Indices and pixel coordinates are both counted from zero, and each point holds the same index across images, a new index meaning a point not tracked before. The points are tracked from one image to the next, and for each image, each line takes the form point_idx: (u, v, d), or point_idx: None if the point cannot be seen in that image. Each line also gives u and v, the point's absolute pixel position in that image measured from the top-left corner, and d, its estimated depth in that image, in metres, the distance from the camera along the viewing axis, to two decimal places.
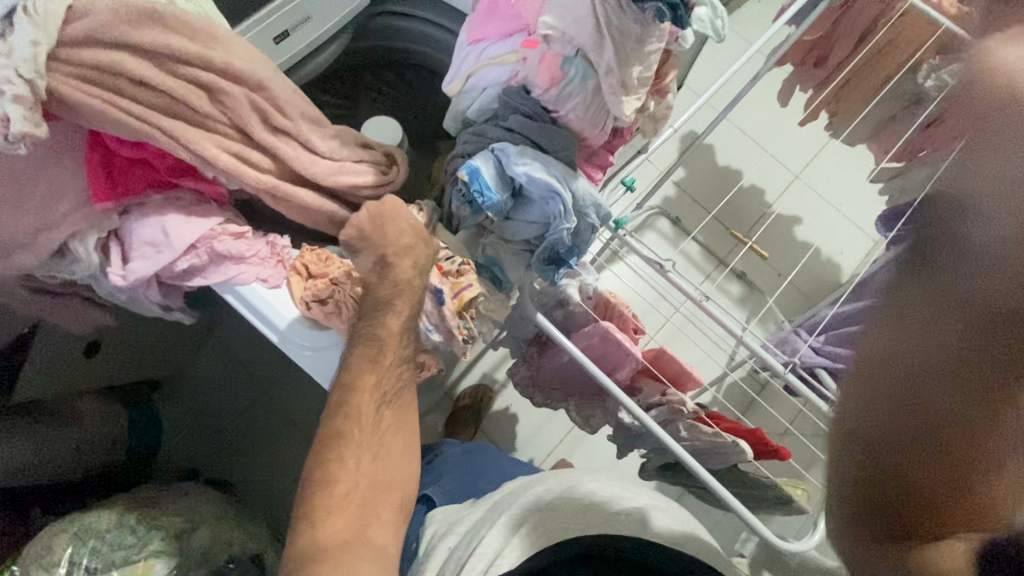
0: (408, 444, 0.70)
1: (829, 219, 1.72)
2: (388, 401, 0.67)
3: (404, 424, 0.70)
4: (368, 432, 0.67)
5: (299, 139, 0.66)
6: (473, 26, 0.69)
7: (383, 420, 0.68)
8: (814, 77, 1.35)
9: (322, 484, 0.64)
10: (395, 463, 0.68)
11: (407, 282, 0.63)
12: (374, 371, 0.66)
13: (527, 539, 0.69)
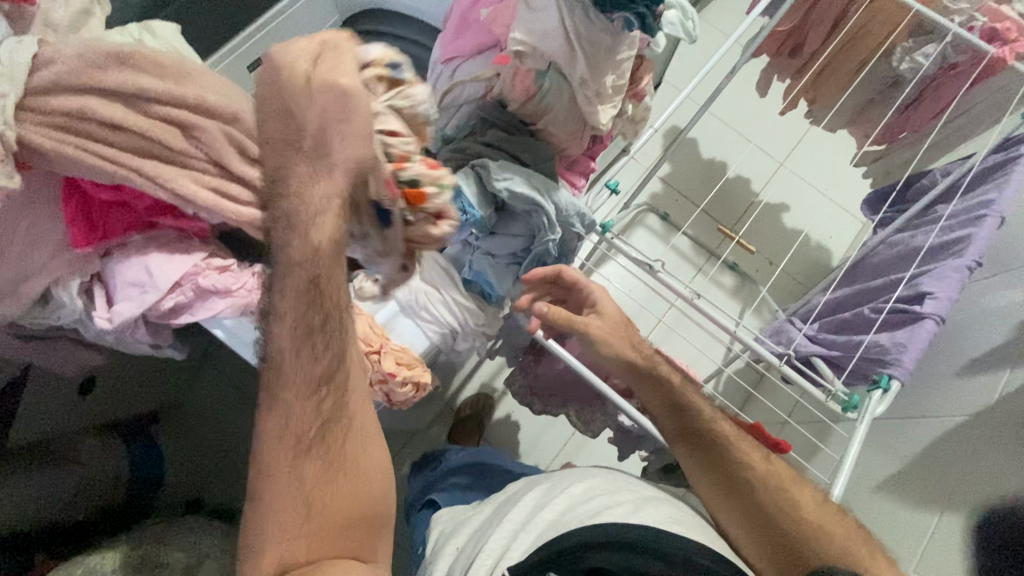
0: (357, 465, 0.58)
1: (816, 204, 1.74)
2: (312, 430, 0.57)
3: (343, 443, 0.58)
4: (287, 469, 0.56)
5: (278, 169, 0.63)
6: (444, 42, 0.68)
7: (315, 453, 0.57)
8: (790, 66, 1.37)
9: (258, 529, 0.55)
10: (347, 491, 0.56)
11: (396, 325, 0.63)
12: (297, 399, 0.57)
13: (534, 532, 0.70)
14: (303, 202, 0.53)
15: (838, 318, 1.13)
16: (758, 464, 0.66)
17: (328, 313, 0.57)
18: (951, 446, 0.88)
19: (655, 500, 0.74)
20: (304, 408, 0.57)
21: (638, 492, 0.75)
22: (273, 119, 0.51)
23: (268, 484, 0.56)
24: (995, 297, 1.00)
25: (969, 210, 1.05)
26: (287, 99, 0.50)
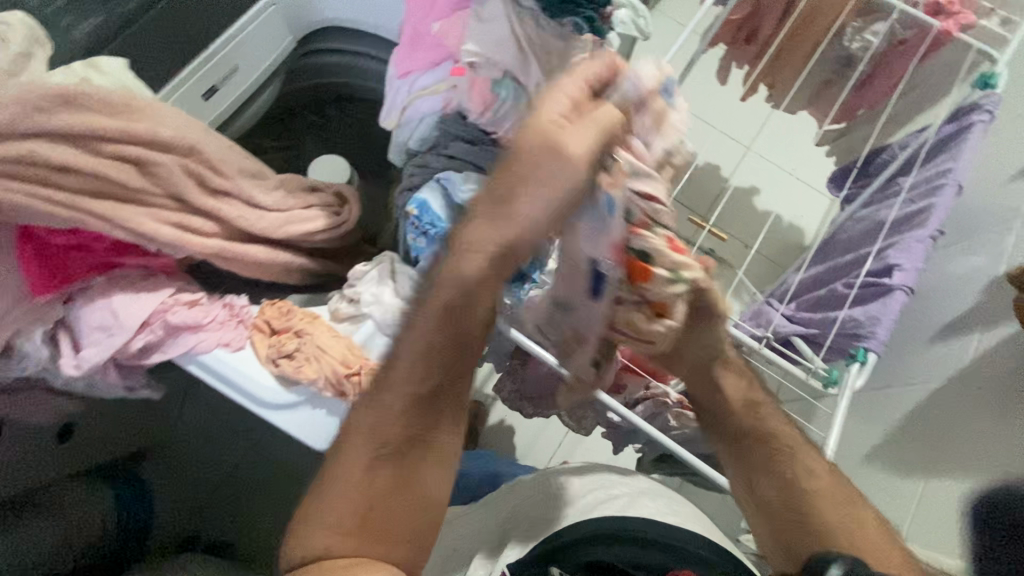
0: (413, 516, 0.50)
1: (785, 185, 1.77)
2: (389, 458, 0.50)
3: (408, 491, 0.50)
4: (338, 499, 0.48)
5: (239, 196, 0.69)
6: (399, 57, 0.68)
7: (378, 487, 0.49)
8: (747, 53, 1.39)
9: (288, 563, 0.48)
10: (398, 542, 0.49)
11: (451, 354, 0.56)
12: (394, 410, 0.50)
13: (531, 527, 0.68)
14: (475, 235, 0.46)
15: (815, 296, 1.15)
16: (810, 477, 0.62)
17: (455, 333, 0.48)
18: (933, 410, 0.91)
19: (649, 491, 0.75)
20: (390, 436, 0.50)
21: (633, 483, 0.74)
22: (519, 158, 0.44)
23: (308, 512, 0.49)
24: (961, 263, 1.03)
25: (928, 181, 1.08)
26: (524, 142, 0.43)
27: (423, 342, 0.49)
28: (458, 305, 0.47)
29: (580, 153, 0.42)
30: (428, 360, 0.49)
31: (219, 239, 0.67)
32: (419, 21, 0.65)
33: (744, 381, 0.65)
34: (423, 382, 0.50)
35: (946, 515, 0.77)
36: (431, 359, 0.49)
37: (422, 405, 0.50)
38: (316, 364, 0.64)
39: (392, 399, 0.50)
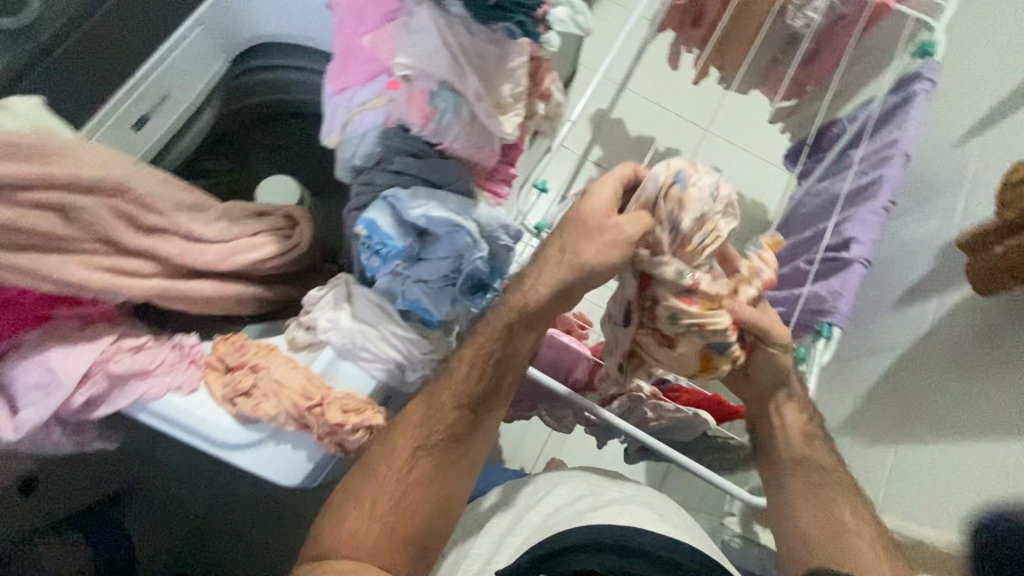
0: (441, 491, 0.65)
1: (744, 163, 1.79)
2: (435, 445, 0.64)
3: (444, 470, 0.65)
4: (391, 469, 0.64)
5: (177, 232, 0.66)
6: (335, 72, 0.65)
7: (421, 466, 0.64)
8: (695, 37, 1.38)
9: (338, 517, 0.63)
10: (427, 511, 0.64)
11: (492, 371, 0.65)
12: (448, 403, 0.65)
13: (521, 537, 0.70)
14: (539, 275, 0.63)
15: (779, 274, 1.16)
16: (850, 510, 0.73)
17: (509, 346, 0.64)
18: (899, 376, 0.92)
19: (636, 498, 0.75)
20: (438, 430, 0.65)
21: (621, 491, 0.76)
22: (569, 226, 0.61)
23: (363, 479, 0.64)
24: (915, 229, 1.06)
25: (878, 152, 1.10)
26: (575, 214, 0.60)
27: (479, 355, 0.65)
28: (510, 325, 0.63)
29: (621, 232, 0.58)
30: (477, 373, 0.64)
31: (159, 279, 0.64)
32: (348, 33, 0.61)
33: (806, 416, 0.77)
34: (473, 390, 0.65)
35: (922, 486, 0.79)
36: (477, 372, 0.65)
37: (468, 409, 0.65)
38: (275, 399, 0.63)
39: (446, 399, 0.65)
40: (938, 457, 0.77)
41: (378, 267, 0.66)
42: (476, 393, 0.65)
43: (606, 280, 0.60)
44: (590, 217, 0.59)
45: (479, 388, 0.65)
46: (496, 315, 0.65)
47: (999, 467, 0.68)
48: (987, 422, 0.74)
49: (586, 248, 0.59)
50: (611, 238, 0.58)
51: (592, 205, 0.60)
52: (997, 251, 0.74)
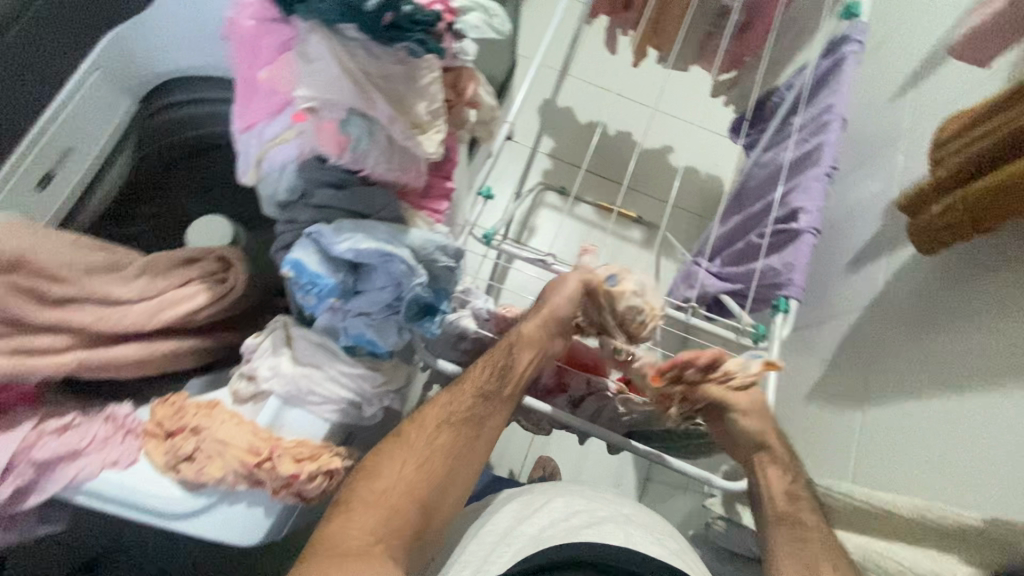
0: (454, 466, 0.72)
1: (694, 138, 1.80)
2: (456, 421, 0.73)
3: (461, 446, 0.73)
4: (421, 436, 0.72)
5: (90, 298, 0.62)
6: (238, 109, 0.61)
7: (444, 437, 0.72)
8: (628, 20, 1.37)
9: (369, 475, 0.69)
10: (438, 482, 0.70)
11: (503, 375, 0.74)
12: (469, 385, 0.74)
13: (514, 546, 0.64)
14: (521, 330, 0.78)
15: (735, 250, 1.16)
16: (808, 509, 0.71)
17: (510, 358, 0.73)
18: (859, 340, 0.93)
19: (628, 515, 0.72)
20: (462, 409, 0.73)
21: (614, 509, 0.73)
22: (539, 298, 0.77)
23: (394, 445, 0.72)
24: (860, 190, 1.06)
25: (814, 118, 1.11)
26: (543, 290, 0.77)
27: (496, 352, 0.75)
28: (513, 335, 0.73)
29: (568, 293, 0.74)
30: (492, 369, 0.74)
31: (78, 351, 0.61)
32: (243, 67, 0.58)
33: (789, 476, 0.74)
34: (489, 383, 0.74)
35: (928, 471, 0.70)
36: (488, 374, 0.73)
37: (484, 402, 0.74)
38: (221, 460, 0.60)
39: (467, 387, 0.74)
40: (940, 428, 0.71)
41: (314, 305, 0.64)
42: (490, 390, 0.74)
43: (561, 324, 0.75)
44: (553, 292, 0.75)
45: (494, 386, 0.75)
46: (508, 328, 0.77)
47: (961, 417, 0.69)
48: (977, 373, 0.70)
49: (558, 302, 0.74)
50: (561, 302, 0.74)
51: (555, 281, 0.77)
52: (935, 212, 0.73)
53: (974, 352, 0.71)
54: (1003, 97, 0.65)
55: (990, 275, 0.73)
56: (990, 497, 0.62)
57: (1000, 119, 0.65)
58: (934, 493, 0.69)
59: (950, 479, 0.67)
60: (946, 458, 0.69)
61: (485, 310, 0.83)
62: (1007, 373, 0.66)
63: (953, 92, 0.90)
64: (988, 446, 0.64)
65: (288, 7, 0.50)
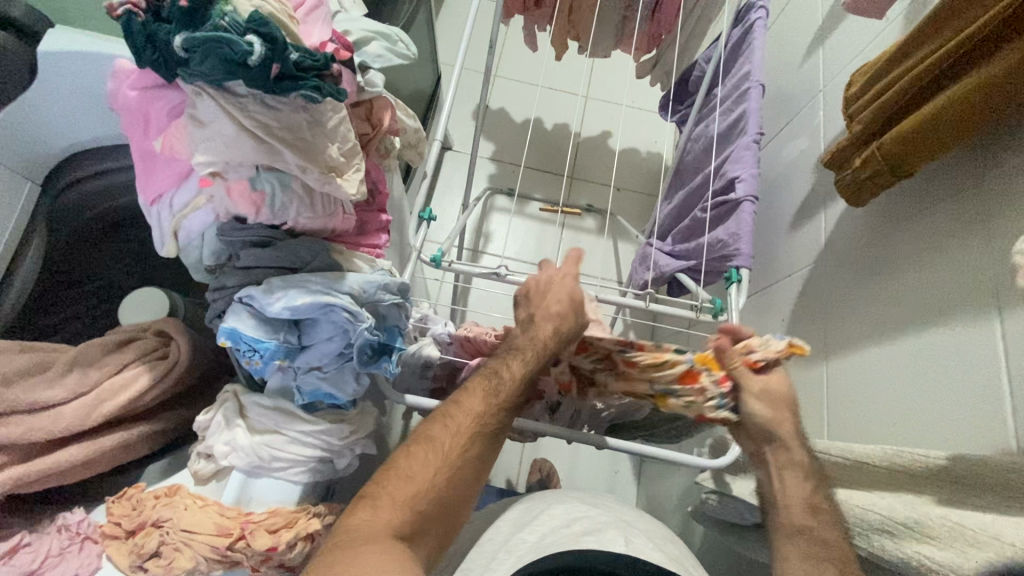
0: (481, 475, 0.61)
1: (628, 119, 1.81)
2: (489, 428, 0.61)
3: (489, 456, 0.61)
4: (454, 437, 0.59)
5: (21, 406, 0.60)
6: (139, 184, 0.58)
7: (476, 448, 0.60)
8: (543, 16, 1.36)
9: (402, 476, 0.56)
10: (464, 493, 0.59)
11: (544, 347, 0.63)
12: (518, 363, 0.62)
13: (515, 554, 0.62)
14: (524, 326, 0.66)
15: (682, 227, 1.17)
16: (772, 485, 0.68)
17: (549, 351, 0.64)
18: (817, 290, 0.92)
19: (625, 517, 0.70)
20: (495, 415, 0.61)
21: (614, 513, 0.71)
22: (552, 300, 0.65)
23: (423, 438, 0.59)
24: (791, 148, 1.09)
25: (735, 87, 1.10)
26: (544, 290, 0.67)
27: (539, 348, 0.63)
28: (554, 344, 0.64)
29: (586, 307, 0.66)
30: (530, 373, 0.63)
31: (16, 466, 0.59)
32: (133, 140, 0.55)
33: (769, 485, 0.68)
34: (530, 377, 0.63)
35: (914, 416, 0.66)
36: (523, 364, 0.62)
37: (516, 407, 0.63)
38: (189, 550, 0.57)
39: (511, 371, 0.62)
40: (918, 373, 0.67)
41: (261, 368, 0.61)
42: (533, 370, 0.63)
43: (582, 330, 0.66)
44: (580, 304, 0.66)
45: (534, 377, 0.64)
46: (546, 301, 0.65)
47: (925, 357, 0.67)
48: (946, 300, 0.66)
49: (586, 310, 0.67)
50: (576, 302, 0.66)
51: (571, 285, 0.66)
52: (855, 164, 0.72)
53: (930, 286, 0.68)
54: (898, 50, 0.66)
55: (948, 191, 0.68)
56: (969, 433, 0.59)
57: (898, 69, 0.66)
58: (914, 436, 0.66)
59: (925, 424, 0.65)
60: (920, 401, 0.66)
61: (445, 334, 0.81)
62: (962, 303, 0.63)
63: (858, 42, 0.92)
64: (963, 379, 0.61)
65: (167, 70, 0.47)
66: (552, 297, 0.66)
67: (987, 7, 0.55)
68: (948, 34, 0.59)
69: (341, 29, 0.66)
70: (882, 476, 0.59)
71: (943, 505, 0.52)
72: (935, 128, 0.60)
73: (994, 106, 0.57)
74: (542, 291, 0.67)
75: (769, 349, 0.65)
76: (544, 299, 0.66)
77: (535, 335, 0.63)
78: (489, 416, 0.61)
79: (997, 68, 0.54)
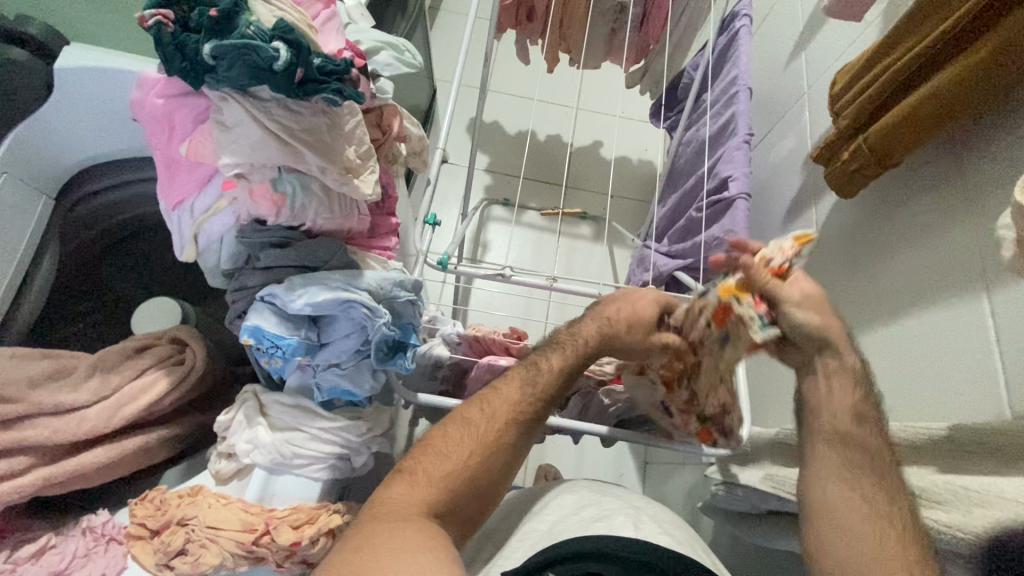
0: (515, 461, 0.62)
1: (619, 129, 1.85)
2: (524, 414, 0.62)
3: (524, 444, 0.62)
4: (490, 421, 0.61)
5: (42, 412, 0.61)
6: (161, 190, 0.60)
7: (510, 432, 0.61)
8: (534, 30, 1.40)
9: (436, 455, 0.59)
10: (498, 477, 0.60)
11: (584, 340, 0.67)
12: (558, 359, 0.66)
13: (527, 542, 0.63)
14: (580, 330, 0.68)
15: (679, 228, 1.20)
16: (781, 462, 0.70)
17: (596, 347, 0.67)
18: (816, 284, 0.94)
19: (634, 505, 0.71)
20: (531, 403, 0.63)
21: (626, 501, 0.72)
22: (614, 313, 0.68)
23: (456, 423, 0.61)
24: (780, 148, 1.13)
25: (724, 91, 1.14)
26: (617, 303, 0.69)
27: (578, 344, 0.66)
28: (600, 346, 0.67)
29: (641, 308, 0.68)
30: (568, 368, 0.66)
31: (39, 469, 0.60)
32: (157, 146, 0.57)
33: None
34: (568, 371, 0.66)
35: (912, 395, 0.69)
36: (564, 361, 0.66)
37: (552, 399, 0.65)
38: (215, 546, 0.57)
39: (544, 366, 0.65)
40: (914, 354, 0.70)
41: (281, 366, 0.63)
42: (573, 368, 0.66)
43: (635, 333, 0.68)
44: (626, 305, 0.68)
45: (573, 373, 0.66)
46: (612, 307, 0.69)
47: (919, 340, 0.70)
48: (937, 280, 0.69)
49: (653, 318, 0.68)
50: (639, 307, 0.68)
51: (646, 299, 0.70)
52: (843, 157, 0.76)
53: (920, 268, 0.72)
54: (881, 48, 0.70)
55: (932, 180, 0.72)
56: (963, 406, 0.62)
57: (880, 66, 0.70)
58: (913, 414, 0.68)
59: (926, 401, 0.67)
60: (919, 381, 0.69)
61: (454, 334, 0.82)
62: (951, 282, 0.67)
63: (839, 46, 0.97)
64: (955, 357, 0.64)
65: (196, 79, 0.49)
66: (618, 308, 0.69)
67: (956, 5, 0.60)
68: (924, 30, 0.64)
69: (352, 39, 0.70)
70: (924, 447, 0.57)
71: (945, 472, 0.54)
72: (916, 118, 0.64)
73: (971, 94, 0.60)
74: (618, 299, 0.70)
75: (777, 252, 0.61)
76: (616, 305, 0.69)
77: (577, 331, 0.67)
78: (524, 403, 0.63)
79: (972, 59, 0.58)
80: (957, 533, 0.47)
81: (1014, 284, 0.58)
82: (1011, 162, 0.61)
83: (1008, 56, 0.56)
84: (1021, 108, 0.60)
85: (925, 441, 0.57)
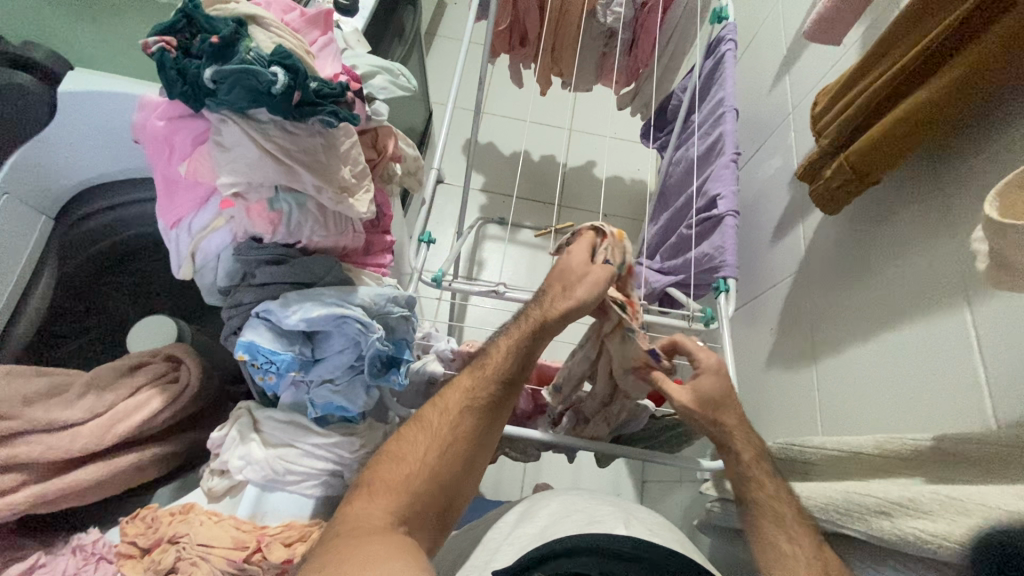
0: (475, 454, 0.63)
1: (612, 150, 1.89)
2: (479, 402, 0.63)
3: (485, 431, 0.63)
4: (443, 414, 0.63)
5: (36, 430, 0.62)
6: (160, 208, 0.62)
7: (467, 421, 0.62)
8: (527, 54, 1.44)
9: (393, 458, 0.60)
10: (459, 473, 0.62)
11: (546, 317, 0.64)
12: (501, 342, 0.66)
13: (518, 545, 0.63)
14: (529, 310, 0.66)
15: (671, 244, 1.21)
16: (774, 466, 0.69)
17: (539, 319, 0.64)
18: (799, 297, 0.96)
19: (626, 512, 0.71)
20: (485, 389, 0.64)
21: (617, 507, 0.72)
22: (551, 286, 0.66)
23: (414, 427, 0.63)
24: (767, 167, 1.16)
25: (712, 113, 1.16)
26: (558, 275, 0.66)
27: (526, 328, 0.65)
28: (545, 313, 0.64)
29: (576, 261, 0.65)
30: (518, 346, 0.65)
31: (32, 486, 0.61)
32: (157, 167, 0.59)
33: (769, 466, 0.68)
34: (517, 356, 0.65)
35: (898, 401, 0.70)
36: (513, 356, 0.65)
37: (507, 382, 0.64)
38: (206, 564, 0.56)
39: (496, 359, 0.65)
40: (898, 366, 0.71)
41: (276, 382, 0.63)
42: (525, 346, 0.65)
43: (588, 293, 0.62)
44: (556, 269, 0.66)
45: (525, 355, 0.65)
46: (554, 278, 0.66)
47: (906, 353, 0.71)
48: (915, 291, 0.71)
49: (599, 278, 0.63)
50: (585, 272, 0.64)
51: (575, 257, 0.66)
52: (826, 175, 0.78)
53: (907, 280, 0.73)
54: (861, 66, 0.73)
55: (914, 197, 0.74)
56: (948, 413, 0.63)
57: (863, 82, 0.72)
58: (902, 422, 0.69)
59: (914, 410, 0.68)
60: (904, 391, 0.70)
61: (448, 350, 0.79)
62: (937, 294, 0.68)
63: (820, 70, 1.00)
64: (941, 370, 0.65)
65: (196, 103, 0.50)
66: (561, 281, 0.65)
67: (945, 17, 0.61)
68: (904, 49, 0.66)
69: (349, 64, 0.72)
70: (896, 452, 0.58)
71: (932, 482, 0.54)
72: (897, 136, 0.66)
73: (955, 105, 0.62)
74: (556, 269, 0.66)
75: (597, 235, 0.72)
76: (559, 278, 0.65)
77: (528, 312, 0.66)
78: (477, 390, 0.64)
79: (953, 75, 0.60)
80: (945, 543, 0.47)
81: (995, 296, 0.60)
82: (988, 177, 0.63)
83: (996, 67, 0.58)
84: (1006, 116, 0.62)
85: (907, 450, 0.57)
